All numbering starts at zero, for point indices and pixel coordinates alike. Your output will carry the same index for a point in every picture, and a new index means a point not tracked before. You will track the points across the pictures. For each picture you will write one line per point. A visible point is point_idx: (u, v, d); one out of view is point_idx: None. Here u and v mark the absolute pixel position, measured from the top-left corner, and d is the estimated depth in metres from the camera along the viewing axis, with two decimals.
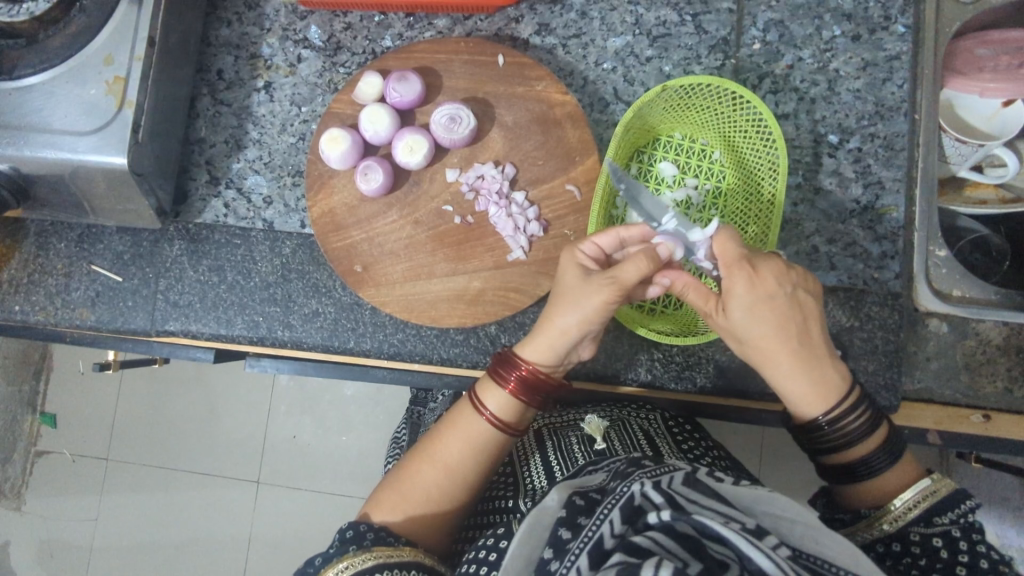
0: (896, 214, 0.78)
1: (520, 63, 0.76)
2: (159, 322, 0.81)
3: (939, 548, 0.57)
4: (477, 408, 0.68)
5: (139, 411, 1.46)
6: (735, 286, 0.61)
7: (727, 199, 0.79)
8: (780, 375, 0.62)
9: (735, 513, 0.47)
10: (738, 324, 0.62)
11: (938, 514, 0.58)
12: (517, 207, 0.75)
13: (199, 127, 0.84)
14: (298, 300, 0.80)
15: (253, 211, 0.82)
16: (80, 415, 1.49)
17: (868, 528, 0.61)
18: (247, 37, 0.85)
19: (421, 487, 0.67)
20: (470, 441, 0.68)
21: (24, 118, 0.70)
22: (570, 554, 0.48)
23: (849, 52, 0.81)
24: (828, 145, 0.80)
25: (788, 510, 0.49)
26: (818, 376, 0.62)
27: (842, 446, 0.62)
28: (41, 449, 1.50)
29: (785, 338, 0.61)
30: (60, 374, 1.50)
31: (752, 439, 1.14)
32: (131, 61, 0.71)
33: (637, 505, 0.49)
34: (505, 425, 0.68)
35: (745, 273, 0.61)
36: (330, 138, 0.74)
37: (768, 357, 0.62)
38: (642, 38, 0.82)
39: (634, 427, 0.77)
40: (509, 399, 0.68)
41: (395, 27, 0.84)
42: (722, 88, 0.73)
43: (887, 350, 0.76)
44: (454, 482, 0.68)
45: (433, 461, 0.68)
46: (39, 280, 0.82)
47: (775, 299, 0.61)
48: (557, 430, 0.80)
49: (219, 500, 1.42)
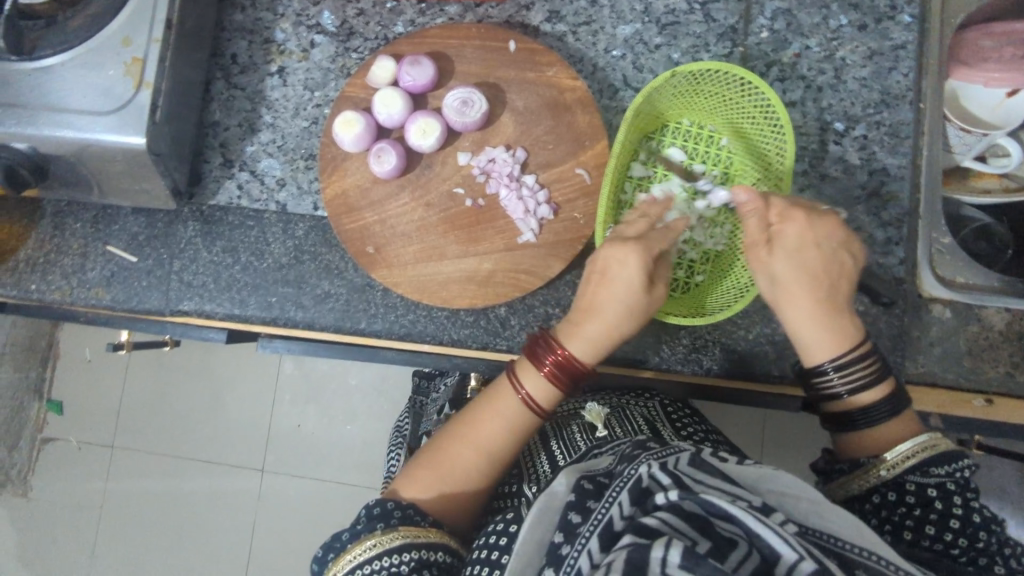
0: (900, 201, 0.80)
1: (531, 50, 0.77)
2: (173, 302, 0.82)
3: (933, 499, 0.59)
4: (515, 386, 0.69)
5: (146, 396, 1.48)
6: (790, 231, 0.66)
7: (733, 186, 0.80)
8: (801, 317, 0.65)
9: (740, 490, 0.49)
10: (777, 264, 0.66)
11: (935, 466, 0.59)
12: (527, 190, 0.76)
13: (213, 110, 0.85)
14: (311, 281, 0.81)
15: (267, 194, 0.83)
16: (88, 400, 1.51)
17: (863, 477, 0.62)
18: (260, 22, 0.86)
19: (455, 466, 0.68)
20: (506, 421, 0.69)
21: (43, 98, 0.72)
22: (580, 537, 0.50)
23: (855, 41, 0.82)
24: (834, 133, 0.81)
25: (792, 486, 0.51)
26: (838, 326, 0.65)
27: (847, 391, 0.65)
28: (48, 435, 1.51)
29: (817, 286, 0.65)
30: (67, 360, 1.52)
31: (754, 426, 1.17)
32: (149, 43, 0.72)
33: (644, 486, 0.50)
34: (540, 404, 0.69)
35: (797, 221, 0.66)
36: (344, 121, 0.75)
37: (795, 299, 0.65)
38: (651, 26, 0.83)
39: (634, 414, 0.82)
40: (549, 376, 0.68)
41: (407, 14, 0.85)
42: (737, 76, 0.74)
43: (893, 335, 0.78)
44: (488, 462, 0.69)
45: (468, 441, 0.69)
46: (54, 260, 0.83)
47: (826, 255, 0.65)
48: (560, 419, 0.84)
49: (224, 486, 1.43)
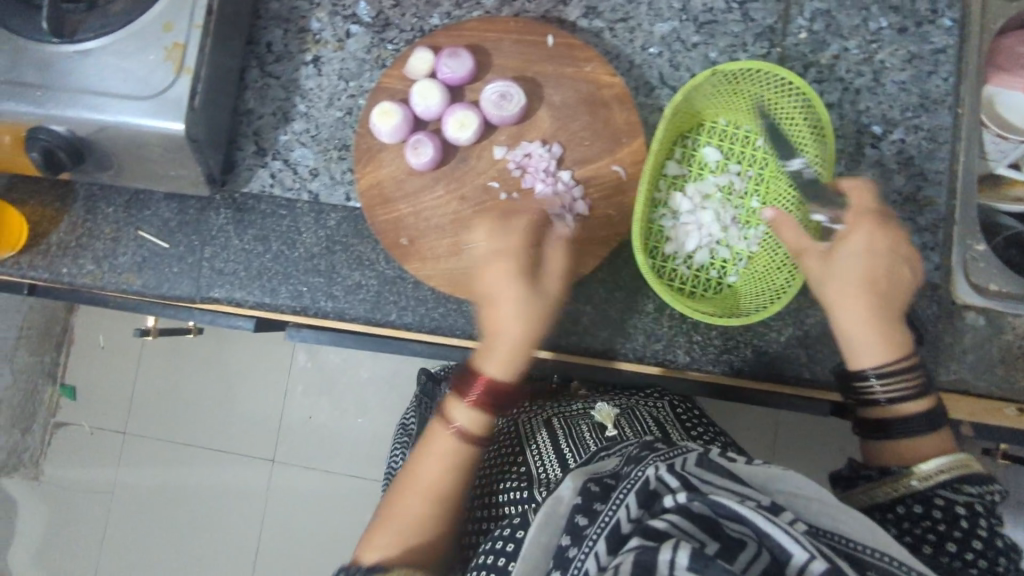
0: (936, 207, 0.80)
1: (570, 45, 0.77)
2: (204, 290, 0.82)
3: (960, 517, 0.59)
4: (446, 424, 0.69)
5: (159, 384, 1.49)
6: (856, 234, 0.67)
7: (768, 186, 0.80)
8: (848, 320, 0.67)
9: (749, 491, 0.49)
10: (835, 266, 0.68)
11: (967, 485, 0.60)
12: (563, 185, 0.76)
13: (247, 98, 0.85)
14: (342, 272, 0.81)
15: (299, 183, 0.83)
16: (101, 386, 1.51)
17: (893, 485, 0.63)
18: (296, 11, 0.85)
19: (407, 516, 0.69)
20: (446, 459, 0.69)
21: (82, 81, 0.71)
22: (587, 540, 0.50)
23: (894, 44, 0.81)
24: (871, 136, 0.81)
25: (804, 487, 0.51)
26: (890, 333, 0.67)
27: (887, 399, 0.66)
28: (61, 420, 1.51)
29: (872, 292, 0.67)
30: (81, 347, 1.52)
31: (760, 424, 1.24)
32: (190, 29, 0.72)
33: (652, 489, 0.51)
34: (475, 433, 0.69)
35: (867, 227, 0.67)
36: (381, 111, 0.75)
37: (845, 300, 0.67)
38: (688, 25, 0.83)
39: (643, 414, 0.84)
40: (475, 408, 0.68)
41: (443, 6, 0.84)
42: (779, 78, 0.74)
43: (925, 341, 0.79)
44: (440, 501, 0.69)
45: (415, 489, 0.69)
46: (87, 244, 0.84)
47: (889, 264, 0.67)
48: (567, 418, 0.85)
49: (236, 477, 1.44)
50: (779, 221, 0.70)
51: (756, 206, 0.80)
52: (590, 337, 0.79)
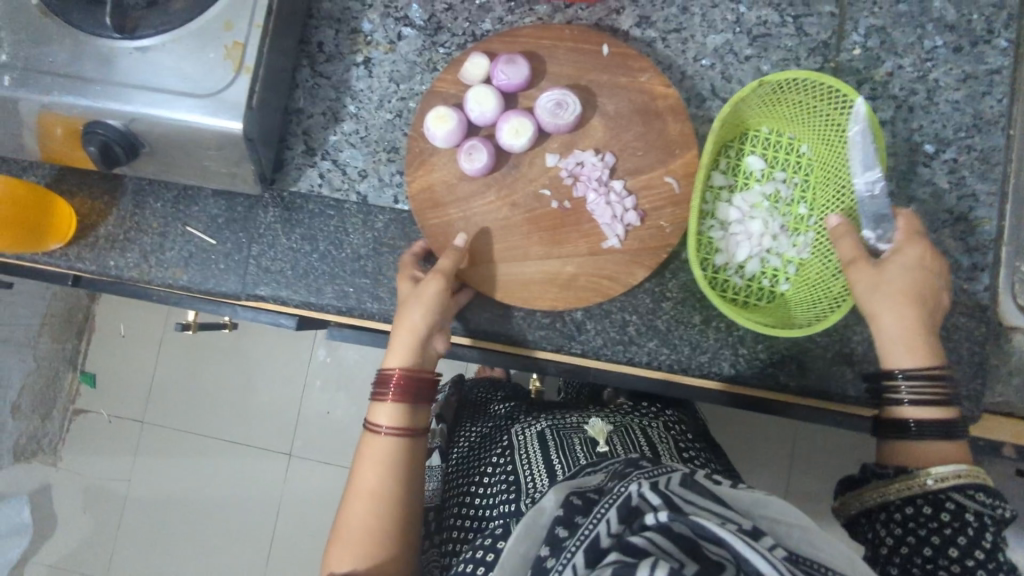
0: (989, 227, 0.79)
1: (625, 55, 0.77)
2: (249, 287, 0.83)
3: (967, 524, 0.62)
4: (373, 430, 0.74)
5: (178, 375, 1.49)
6: (910, 249, 0.68)
7: (815, 193, 0.80)
8: (890, 325, 0.68)
9: (731, 515, 0.50)
10: (884, 273, 0.68)
11: (980, 494, 0.62)
12: (615, 195, 0.76)
13: (298, 97, 0.85)
14: (388, 274, 0.81)
15: (348, 184, 0.84)
16: (119, 376, 1.51)
17: (908, 485, 0.65)
18: (348, 11, 0.86)
19: (356, 521, 0.72)
20: (379, 460, 0.73)
21: (140, 77, 0.72)
22: (566, 552, 0.51)
23: (949, 63, 0.81)
24: (923, 155, 0.80)
25: (787, 513, 0.52)
26: (927, 342, 0.67)
27: (910, 402, 0.67)
28: (81, 407, 1.53)
29: (917, 304, 0.67)
30: (101, 336, 1.53)
31: (781, 435, 1.25)
32: (250, 28, 0.72)
33: (634, 505, 0.52)
34: (400, 429, 0.74)
35: (920, 245, 0.69)
36: (437, 116, 0.76)
37: (889, 307, 0.67)
38: (742, 37, 0.83)
39: (635, 431, 0.85)
40: (393, 406, 0.74)
41: (496, 11, 0.84)
42: (826, 86, 0.74)
43: (974, 362, 0.77)
44: (383, 501, 0.72)
45: (358, 494, 0.73)
46: (134, 238, 0.84)
47: (936, 281, 0.68)
48: (559, 429, 0.84)
49: (255, 471, 1.44)
50: (835, 233, 0.71)
51: (805, 215, 0.80)
52: (635, 347, 0.79)
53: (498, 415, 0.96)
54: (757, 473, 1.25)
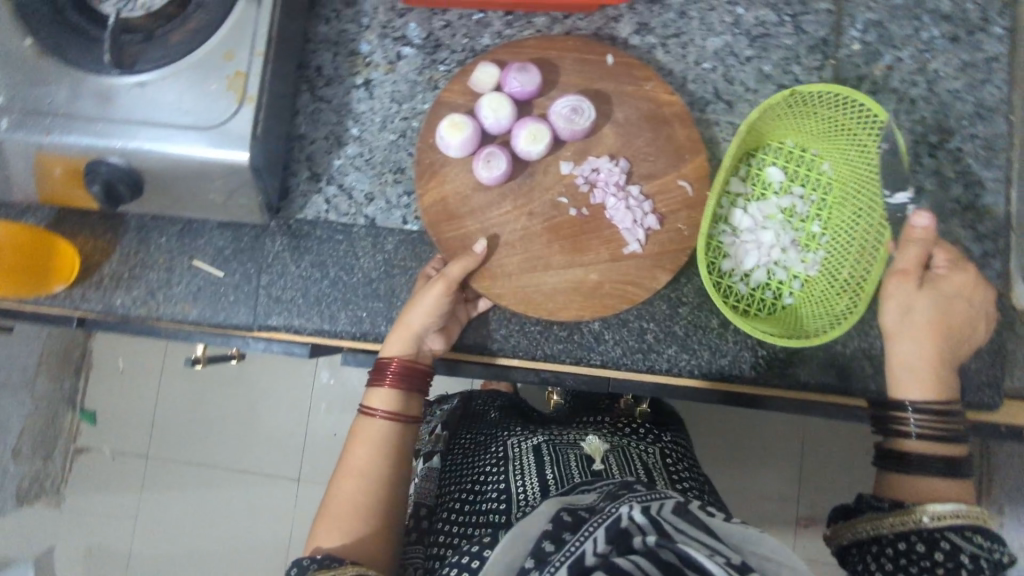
0: (997, 213, 0.79)
1: (629, 64, 0.77)
2: (261, 318, 0.81)
3: (961, 565, 0.60)
4: (369, 412, 0.75)
5: (181, 407, 1.46)
6: (949, 277, 0.70)
7: (830, 212, 0.80)
8: (912, 349, 0.69)
9: (723, 548, 0.48)
10: (917, 298, 0.69)
11: (976, 535, 0.61)
12: (634, 200, 0.75)
13: (299, 123, 0.84)
14: (401, 296, 0.80)
15: (355, 208, 0.83)
16: (121, 412, 1.48)
17: (904, 519, 0.63)
18: (345, 34, 0.85)
19: (344, 499, 0.71)
20: (373, 443, 0.74)
21: (141, 112, 0.71)
22: (550, 565, 0.50)
23: (947, 53, 0.81)
24: (928, 145, 0.81)
25: (776, 552, 0.50)
26: (944, 375, 0.69)
27: (917, 433, 0.67)
28: (82, 445, 1.48)
29: (944, 334, 0.69)
30: (99, 372, 1.48)
31: (794, 431, 1.25)
32: (252, 57, 0.71)
33: (622, 527, 0.51)
34: (396, 415, 0.75)
35: (960, 277, 0.70)
36: (451, 124, 0.75)
37: (916, 331, 0.69)
38: (741, 38, 0.83)
39: (632, 454, 0.83)
40: (389, 391, 0.75)
41: (494, 26, 0.84)
42: (862, 107, 0.75)
43: (992, 349, 0.77)
44: (373, 482, 0.72)
45: (348, 473, 0.73)
46: (140, 275, 0.83)
47: (965, 314, 0.70)
48: (556, 445, 0.83)
49: (265, 500, 1.42)
50: (914, 235, 0.68)
51: (818, 231, 0.80)
52: (655, 355, 0.78)
53: (493, 422, 0.96)
54: (768, 471, 1.25)
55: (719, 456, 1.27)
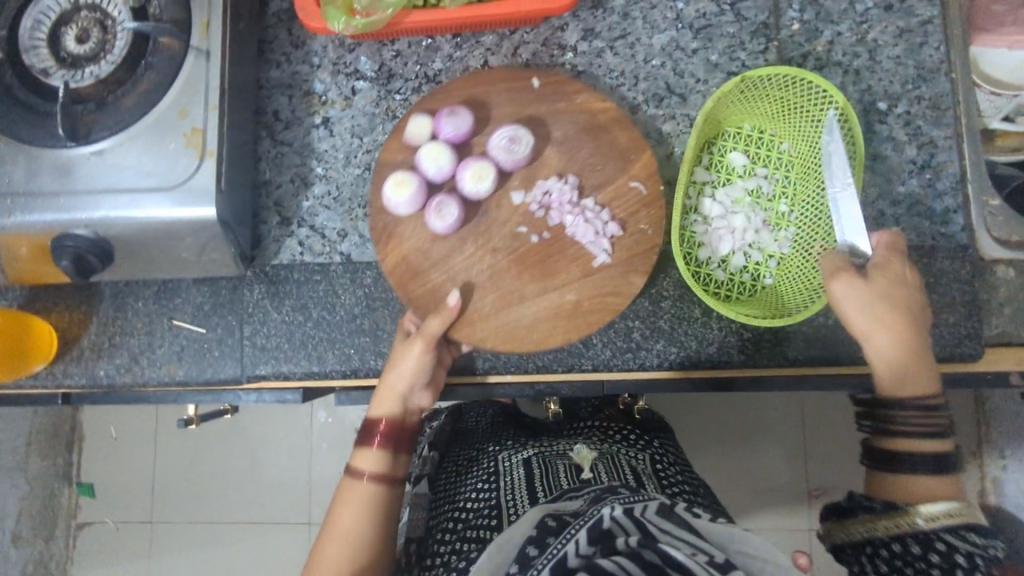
0: (952, 169, 0.81)
1: (555, 83, 0.79)
2: (249, 368, 0.81)
3: (959, 565, 0.58)
4: (356, 475, 0.73)
5: (180, 467, 1.44)
6: (891, 262, 0.68)
7: (796, 189, 0.81)
8: (881, 345, 0.66)
9: (705, 547, 0.49)
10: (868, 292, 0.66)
11: (970, 533, 0.59)
12: (591, 212, 0.76)
13: (263, 169, 0.84)
14: (387, 328, 0.80)
15: (329, 246, 0.83)
16: (118, 481, 1.45)
17: (897, 520, 0.61)
18: (298, 75, 0.85)
19: (331, 567, 0.69)
20: (361, 507, 0.72)
21: (101, 181, 0.70)
22: (532, 569, 0.50)
23: (883, 22, 0.84)
24: (878, 112, 0.83)
25: (759, 548, 0.50)
26: (917, 363, 0.66)
27: (907, 432, 0.65)
28: (83, 520, 1.46)
29: (906, 323, 0.66)
30: (92, 443, 1.47)
31: (792, 409, 1.26)
32: (206, 111, 0.71)
33: (605, 528, 0.52)
34: (386, 477, 0.73)
35: (900, 260, 0.68)
36: (397, 184, 0.76)
37: (877, 325, 0.66)
38: (686, 32, 0.85)
39: (622, 462, 0.83)
40: (379, 453, 0.73)
41: (444, 49, 0.85)
42: (813, 85, 0.77)
43: (966, 301, 0.79)
44: (361, 549, 0.70)
45: (335, 540, 0.70)
46: (121, 343, 0.82)
47: (917, 297, 0.68)
48: (545, 457, 0.83)
49: (275, 548, 1.40)
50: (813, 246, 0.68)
51: (786, 209, 0.82)
52: (644, 352, 0.79)
53: (484, 437, 0.96)
54: (771, 451, 1.26)
55: (721, 443, 1.27)
